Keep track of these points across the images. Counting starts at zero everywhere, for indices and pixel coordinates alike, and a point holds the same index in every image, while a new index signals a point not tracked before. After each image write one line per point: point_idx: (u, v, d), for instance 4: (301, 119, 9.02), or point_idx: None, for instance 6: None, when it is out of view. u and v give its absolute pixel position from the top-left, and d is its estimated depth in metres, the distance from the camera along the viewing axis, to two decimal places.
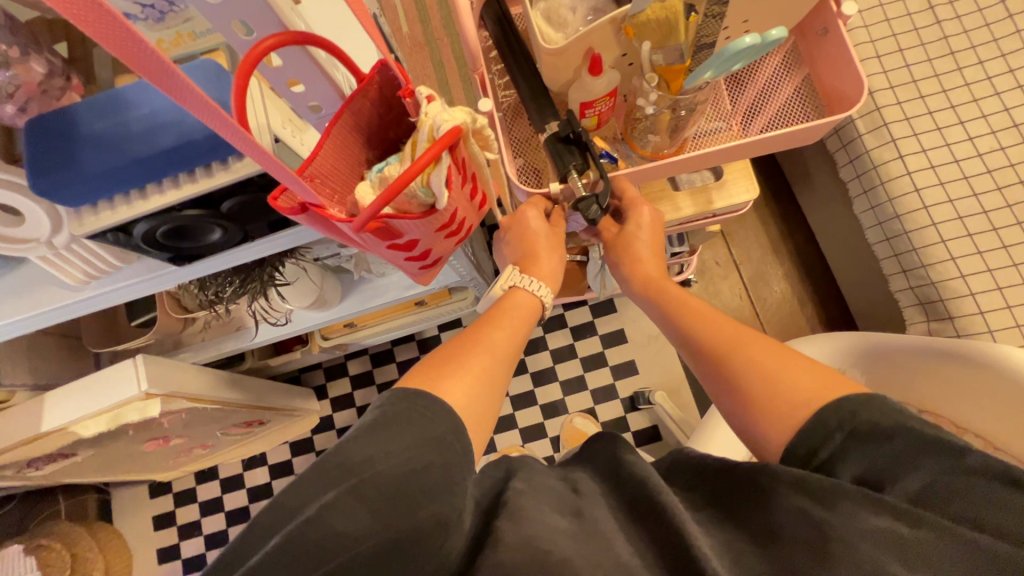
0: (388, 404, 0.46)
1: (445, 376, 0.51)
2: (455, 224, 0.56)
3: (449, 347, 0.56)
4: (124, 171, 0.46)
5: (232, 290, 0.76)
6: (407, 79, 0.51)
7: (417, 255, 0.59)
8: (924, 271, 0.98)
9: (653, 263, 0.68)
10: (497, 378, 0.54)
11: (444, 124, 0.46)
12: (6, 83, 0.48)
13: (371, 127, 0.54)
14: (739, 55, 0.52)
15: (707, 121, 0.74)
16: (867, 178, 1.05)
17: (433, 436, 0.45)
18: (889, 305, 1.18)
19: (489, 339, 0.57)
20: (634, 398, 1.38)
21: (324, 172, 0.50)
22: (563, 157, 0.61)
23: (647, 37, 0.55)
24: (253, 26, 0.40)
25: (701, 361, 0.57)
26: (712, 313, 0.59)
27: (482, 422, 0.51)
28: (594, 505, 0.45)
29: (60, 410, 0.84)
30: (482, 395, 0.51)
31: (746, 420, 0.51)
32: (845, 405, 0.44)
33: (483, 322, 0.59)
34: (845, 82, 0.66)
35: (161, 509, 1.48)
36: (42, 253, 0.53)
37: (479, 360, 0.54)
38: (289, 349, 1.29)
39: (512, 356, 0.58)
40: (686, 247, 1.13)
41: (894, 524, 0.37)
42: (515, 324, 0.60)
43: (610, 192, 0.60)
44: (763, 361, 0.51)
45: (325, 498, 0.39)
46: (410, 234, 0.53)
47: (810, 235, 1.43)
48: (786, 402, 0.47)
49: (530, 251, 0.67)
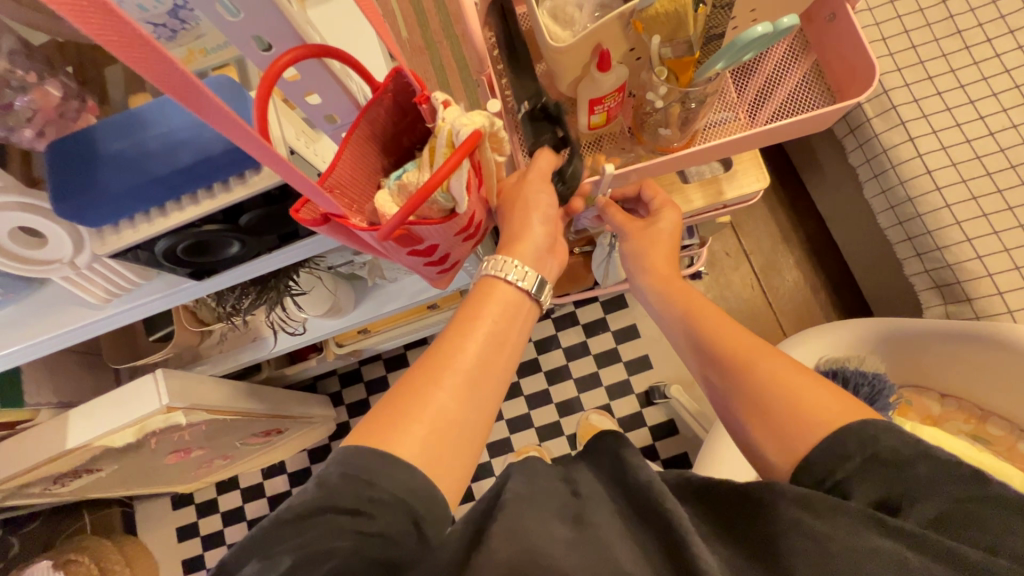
0: (331, 474, 0.42)
1: (408, 424, 0.46)
2: (472, 227, 0.56)
3: (406, 383, 0.49)
4: (144, 189, 0.46)
5: (249, 301, 0.77)
6: (422, 86, 0.52)
7: (436, 259, 0.59)
8: (939, 253, 0.98)
9: (664, 262, 0.64)
10: (477, 403, 0.49)
11: (464, 129, 0.46)
12: (24, 108, 0.49)
13: (386, 135, 0.54)
14: (750, 45, 0.51)
15: (713, 112, 0.74)
16: (877, 163, 1.04)
17: (389, 498, 0.42)
18: (905, 290, 1.17)
19: (454, 366, 0.49)
20: (649, 392, 1.38)
21: (342, 183, 0.50)
22: (534, 129, 0.65)
23: (655, 32, 0.55)
24: (270, 41, 0.41)
25: (709, 371, 0.54)
26: (726, 319, 0.55)
27: (470, 448, 0.48)
28: (595, 516, 0.44)
29: (86, 427, 0.86)
30: (449, 432, 0.47)
31: (752, 434, 0.49)
32: (867, 427, 0.43)
33: (445, 340, 0.51)
34: (855, 66, 0.66)
35: (184, 520, 1.50)
36: (65, 273, 0.54)
37: (441, 404, 0.47)
38: (303, 357, 1.29)
39: (494, 373, 0.50)
40: (696, 240, 1.17)
41: (904, 547, 0.37)
42: (488, 337, 0.51)
43: (575, 168, 0.62)
44: (778, 380, 0.48)
45: (282, 566, 0.39)
46: (431, 239, 0.53)
47: (820, 221, 1.42)
48: (803, 411, 0.46)
49: (516, 228, 0.57)
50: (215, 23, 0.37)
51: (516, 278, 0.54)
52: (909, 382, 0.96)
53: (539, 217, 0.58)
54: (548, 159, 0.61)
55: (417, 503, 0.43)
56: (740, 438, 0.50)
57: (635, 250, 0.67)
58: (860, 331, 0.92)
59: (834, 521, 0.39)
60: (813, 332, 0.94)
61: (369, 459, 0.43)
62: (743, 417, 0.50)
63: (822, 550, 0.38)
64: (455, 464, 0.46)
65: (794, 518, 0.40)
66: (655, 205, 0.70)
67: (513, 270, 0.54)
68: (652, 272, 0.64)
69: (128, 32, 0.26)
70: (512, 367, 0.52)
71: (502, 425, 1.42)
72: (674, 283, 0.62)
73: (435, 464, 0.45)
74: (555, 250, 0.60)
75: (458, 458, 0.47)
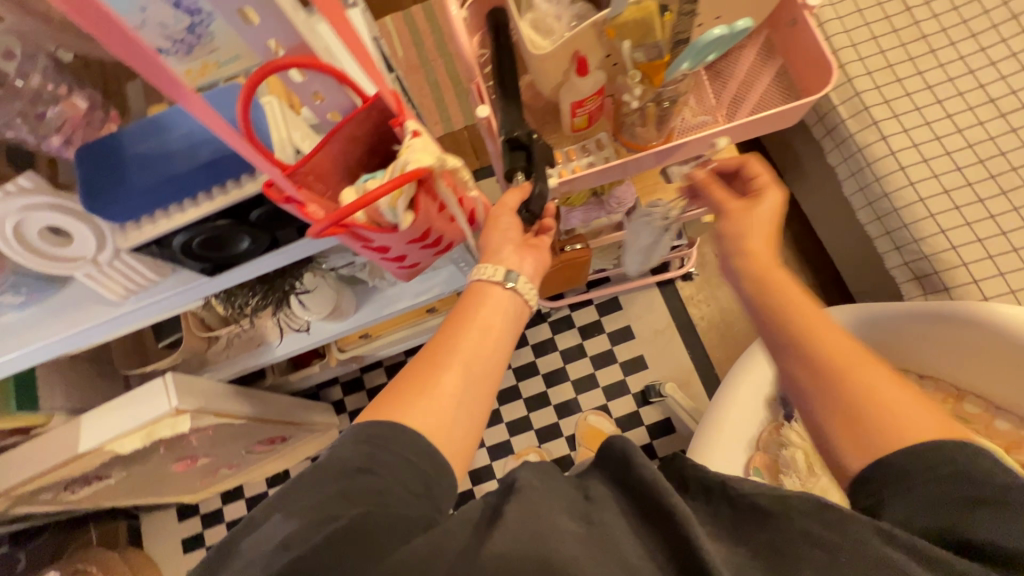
0: (344, 443, 0.46)
1: (411, 402, 0.49)
2: (425, 237, 0.63)
3: (407, 371, 0.53)
4: (164, 187, 0.51)
5: (257, 301, 0.80)
6: (401, 108, 0.55)
7: (392, 257, 0.66)
8: (916, 245, 1.01)
9: (764, 249, 0.57)
10: (473, 386, 0.52)
11: (410, 164, 0.51)
12: (55, 118, 0.54)
13: (368, 143, 0.56)
14: (710, 46, 0.56)
15: (692, 115, 0.79)
16: (853, 161, 1.09)
17: (394, 455, 0.45)
18: (886, 282, 1.22)
19: (450, 353, 0.53)
20: (645, 392, 1.41)
21: (317, 174, 0.52)
22: (511, 157, 0.64)
23: (626, 36, 0.61)
24: (284, 44, 0.45)
25: (795, 366, 0.49)
26: (821, 320, 0.50)
27: (469, 426, 0.51)
28: (603, 510, 0.47)
29: (97, 430, 0.89)
30: (452, 414, 0.50)
31: (833, 438, 0.46)
32: (951, 453, 0.41)
33: (446, 330, 0.55)
34: (816, 66, 0.72)
35: (190, 531, 1.52)
36: (88, 271, 0.58)
37: (445, 385, 0.51)
38: (307, 364, 1.32)
39: (487, 358, 0.54)
40: (684, 242, 1.28)
41: (909, 558, 0.38)
42: (480, 328, 0.55)
43: (540, 199, 0.63)
44: (879, 393, 0.44)
45: (293, 524, 0.40)
46: (381, 242, 0.59)
47: (803, 221, 1.47)
48: (900, 432, 0.43)
49: (510, 230, 0.62)
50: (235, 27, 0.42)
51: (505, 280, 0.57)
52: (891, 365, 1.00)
53: (515, 232, 0.62)
54: (513, 194, 0.63)
55: (424, 466, 0.46)
56: (818, 437, 0.47)
57: (731, 232, 0.60)
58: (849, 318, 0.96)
59: (824, 526, 0.41)
60: None
61: (375, 430, 0.46)
62: (829, 428, 0.46)
63: (832, 564, 0.39)
64: (456, 436, 0.49)
65: (800, 528, 0.41)
66: (754, 184, 0.64)
67: (486, 270, 0.58)
68: (750, 259, 0.56)
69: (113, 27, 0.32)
70: (506, 357, 0.55)
71: (502, 427, 1.45)
72: (767, 277, 0.54)
73: (438, 437, 0.48)
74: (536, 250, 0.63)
75: (460, 431, 0.50)
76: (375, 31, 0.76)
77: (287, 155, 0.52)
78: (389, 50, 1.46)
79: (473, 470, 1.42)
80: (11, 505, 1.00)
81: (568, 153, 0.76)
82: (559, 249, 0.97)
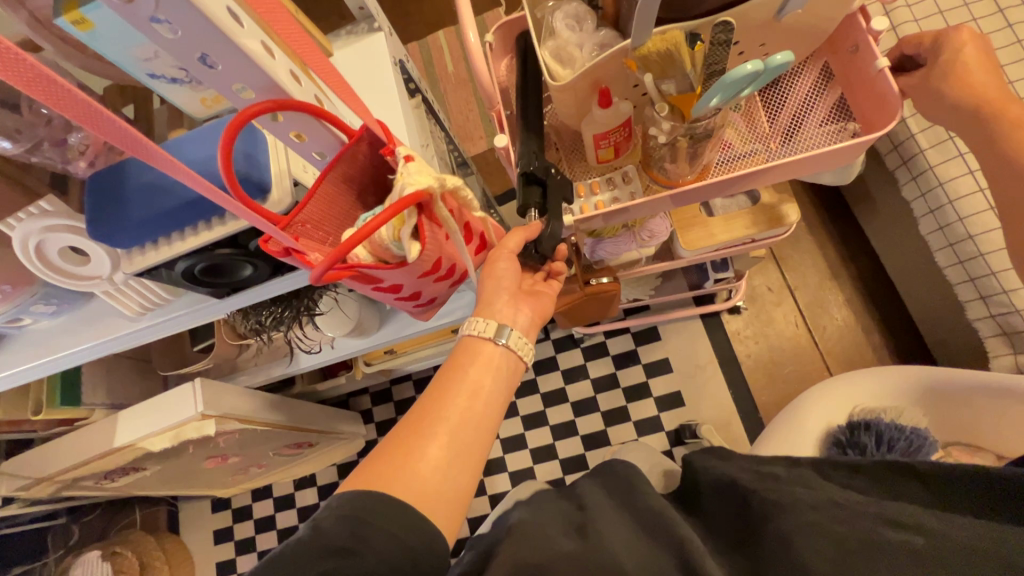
0: (328, 514, 0.45)
1: (393, 472, 0.49)
2: (437, 269, 0.61)
3: (392, 437, 0.52)
4: (163, 217, 0.51)
5: (273, 319, 0.81)
6: (390, 136, 0.54)
7: (407, 295, 0.64)
8: (1005, 296, 0.91)
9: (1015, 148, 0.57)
10: (461, 453, 0.51)
11: (409, 188, 0.48)
12: (79, 142, 0.56)
13: (364, 178, 0.55)
14: (742, 82, 0.50)
15: (741, 143, 0.71)
16: (933, 198, 0.98)
17: (379, 527, 0.45)
18: (966, 333, 1.07)
19: (435, 418, 0.52)
20: (679, 431, 1.32)
21: (314, 219, 0.51)
22: (525, 193, 0.59)
23: (650, 69, 0.56)
24: (253, 90, 0.41)
25: None
26: None
27: (457, 493, 0.50)
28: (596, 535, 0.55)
29: (131, 429, 0.94)
30: (442, 481, 0.50)
31: None
32: None
33: (434, 391, 0.55)
34: (879, 100, 0.63)
35: (222, 524, 1.58)
36: (105, 288, 0.61)
37: (432, 453, 0.50)
38: (335, 374, 1.34)
39: (476, 421, 0.53)
40: (731, 273, 1.18)
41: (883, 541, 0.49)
42: (467, 390, 0.54)
43: (551, 238, 0.60)
44: None
45: None
46: (392, 279, 0.57)
47: (872, 257, 1.34)
48: None
49: (506, 273, 0.61)
50: (200, 75, 0.39)
51: (505, 339, 0.57)
52: (958, 440, 0.90)
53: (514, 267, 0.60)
54: (517, 234, 0.62)
55: (414, 539, 0.46)
56: None
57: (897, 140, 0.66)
58: (903, 380, 0.87)
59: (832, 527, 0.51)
60: (847, 375, 0.88)
61: (362, 501, 0.46)
62: None
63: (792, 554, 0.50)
64: (444, 503, 0.49)
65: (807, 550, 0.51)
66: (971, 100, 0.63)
67: (479, 324, 0.58)
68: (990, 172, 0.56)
69: (59, 89, 0.30)
70: (498, 417, 0.55)
71: (525, 454, 1.40)
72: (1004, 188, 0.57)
73: (426, 507, 0.48)
74: (520, 299, 0.62)
75: (443, 501, 0.49)
76: (399, 53, 0.76)
77: (286, 186, 0.52)
78: (438, 66, 1.46)
79: (493, 494, 1.39)
80: (56, 489, 1.06)
81: (591, 185, 0.71)
82: (586, 281, 0.90)
